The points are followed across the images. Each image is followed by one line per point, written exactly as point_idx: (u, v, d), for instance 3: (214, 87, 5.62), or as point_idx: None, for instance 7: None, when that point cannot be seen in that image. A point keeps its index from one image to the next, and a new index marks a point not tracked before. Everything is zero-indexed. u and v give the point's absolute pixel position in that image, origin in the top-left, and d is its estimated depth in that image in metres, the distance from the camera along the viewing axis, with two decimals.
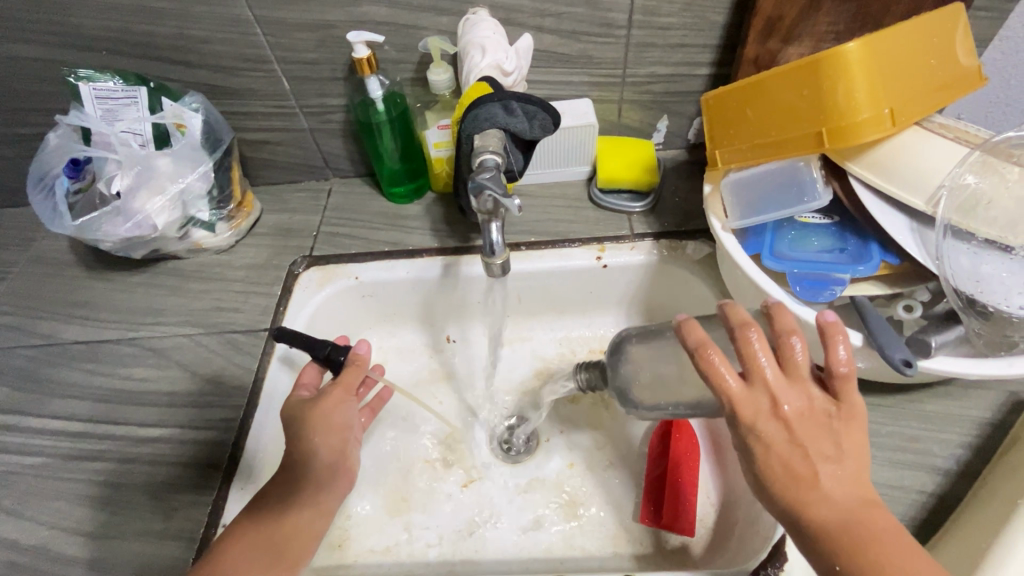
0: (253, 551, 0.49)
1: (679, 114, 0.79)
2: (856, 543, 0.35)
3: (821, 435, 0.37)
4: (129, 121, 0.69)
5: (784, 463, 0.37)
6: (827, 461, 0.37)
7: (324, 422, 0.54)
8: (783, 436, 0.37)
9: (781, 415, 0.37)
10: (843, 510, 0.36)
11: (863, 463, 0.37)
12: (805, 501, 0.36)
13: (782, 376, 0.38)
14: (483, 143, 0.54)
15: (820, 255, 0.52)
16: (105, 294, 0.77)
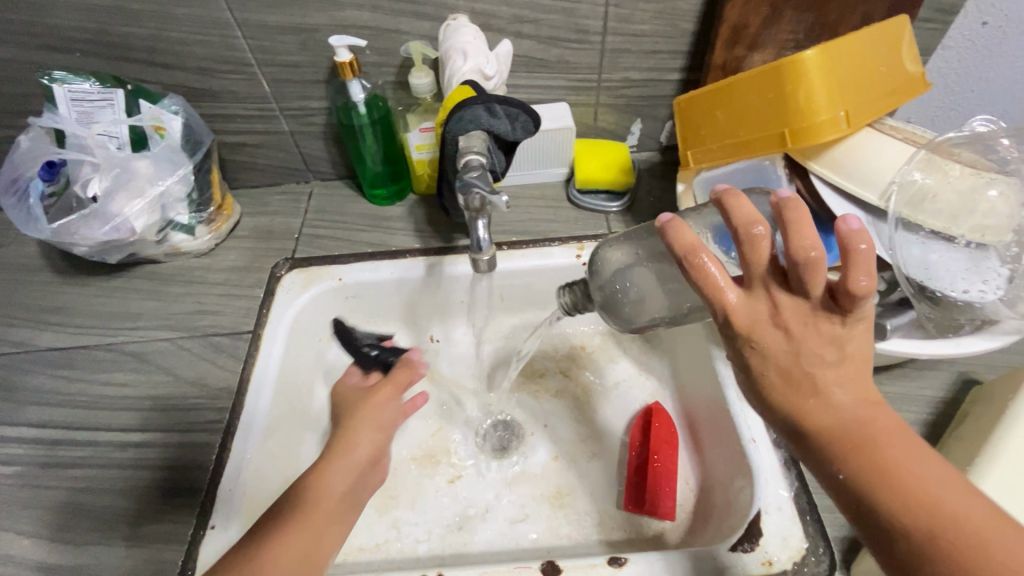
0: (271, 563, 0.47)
1: (652, 117, 0.82)
2: (856, 443, 0.35)
3: (824, 339, 0.36)
4: (105, 124, 0.68)
5: (782, 370, 0.37)
6: (827, 367, 0.36)
7: (360, 443, 0.59)
8: (782, 343, 0.37)
9: (779, 323, 0.37)
10: (847, 412, 0.36)
11: (864, 367, 0.37)
12: (803, 407, 0.37)
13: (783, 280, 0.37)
14: (467, 145, 0.55)
15: None
16: (80, 299, 0.76)
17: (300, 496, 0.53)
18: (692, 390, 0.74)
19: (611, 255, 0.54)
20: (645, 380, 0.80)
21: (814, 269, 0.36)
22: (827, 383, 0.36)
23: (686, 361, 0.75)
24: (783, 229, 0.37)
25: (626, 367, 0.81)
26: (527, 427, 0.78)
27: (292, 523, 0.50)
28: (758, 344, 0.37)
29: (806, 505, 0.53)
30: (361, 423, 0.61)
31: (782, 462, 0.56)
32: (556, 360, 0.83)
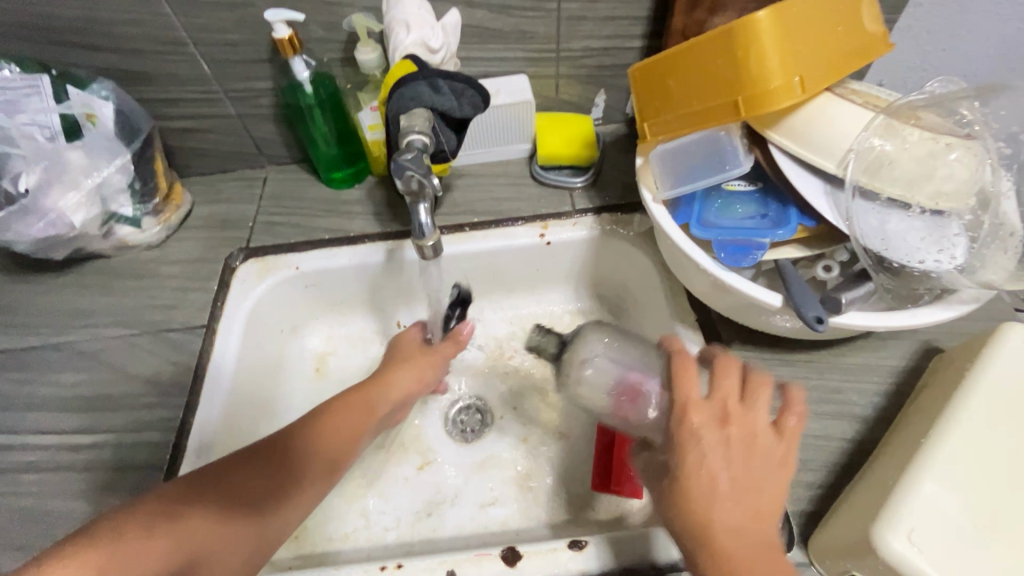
0: (214, 529, 0.48)
1: (616, 87, 0.79)
2: (736, 562, 0.39)
3: (750, 468, 0.42)
4: (32, 113, 0.64)
5: (704, 475, 0.41)
6: (749, 490, 0.41)
7: (359, 413, 0.61)
8: (717, 462, 0.41)
9: (728, 441, 0.42)
10: (741, 530, 0.40)
11: (776, 504, 0.41)
12: (700, 513, 0.40)
13: (739, 406, 0.44)
14: (408, 124, 0.52)
15: (744, 221, 0.54)
16: (24, 296, 0.72)
17: (299, 454, 0.55)
18: None
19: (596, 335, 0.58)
20: None
21: (760, 396, 0.44)
22: (735, 514, 0.40)
23: (652, 337, 0.74)
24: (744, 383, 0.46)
25: None
26: (496, 410, 0.77)
27: (283, 477, 0.54)
28: (694, 460, 0.41)
29: None
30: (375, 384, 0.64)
31: None
32: (525, 342, 0.81)
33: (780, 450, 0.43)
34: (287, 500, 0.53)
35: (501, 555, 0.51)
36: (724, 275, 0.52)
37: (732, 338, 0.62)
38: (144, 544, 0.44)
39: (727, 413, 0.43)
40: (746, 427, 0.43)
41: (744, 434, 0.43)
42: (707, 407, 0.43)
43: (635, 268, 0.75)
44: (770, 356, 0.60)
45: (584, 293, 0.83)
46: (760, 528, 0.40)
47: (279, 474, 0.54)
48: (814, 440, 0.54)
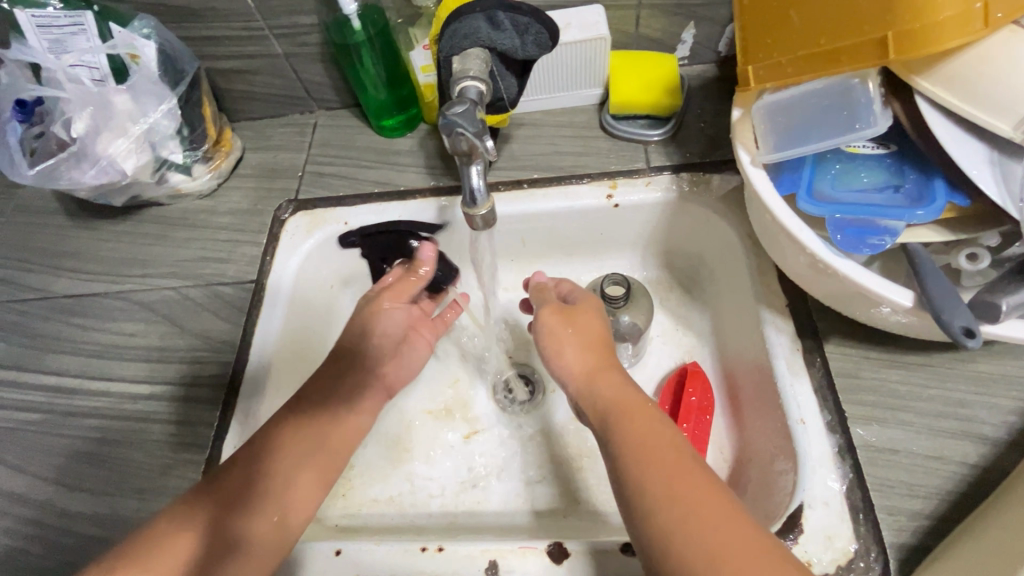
0: (310, 475, 0.52)
1: (707, 20, 0.67)
2: (674, 491, 0.41)
3: (656, 416, 0.47)
4: (78, 53, 0.61)
5: (636, 440, 0.45)
6: (656, 458, 0.43)
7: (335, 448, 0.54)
8: (587, 346, 0.54)
9: (588, 344, 0.54)
10: (651, 451, 0.44)
11: (693, 499, 0.40)
12: (654, 479, 0.42)
13: (573, 322, 0.55)
14: (462, 67, 0.46)
15: (871, 196, 0.43)
16: (90, 244, 0.73)
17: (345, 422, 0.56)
18: (734, 348, 0.64)
19: (548, 405, 0.71)
20: (682, 336, 0.71)
21: (583, 331, 0.55)
22: (633, 446, 0.44)
23: (731, 316, 0.64)
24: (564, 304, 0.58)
25: (661, 322, 0.72)
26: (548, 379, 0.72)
27: (315, 428, 0.54)
28: (563, 329, 0.55)
29: (860, 501, 0.45)
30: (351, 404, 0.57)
31: (835, 448, 0.48)
32: None
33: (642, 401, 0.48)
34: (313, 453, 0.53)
35: (547, 550, 0.48)
36: (841, 262, 0.42)
37: (830, 330, 0.53)
38: (297, 488, 0.51)
39: (593, 309, 0.57)
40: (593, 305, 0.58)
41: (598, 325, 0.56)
42: (592, 309, 0.57)
43: (715, 237, 0.65)
44: (878, 357, 0.51)
45: (653, 261, 0.74)
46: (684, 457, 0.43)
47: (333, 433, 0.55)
48: (925, 461, 0.46)
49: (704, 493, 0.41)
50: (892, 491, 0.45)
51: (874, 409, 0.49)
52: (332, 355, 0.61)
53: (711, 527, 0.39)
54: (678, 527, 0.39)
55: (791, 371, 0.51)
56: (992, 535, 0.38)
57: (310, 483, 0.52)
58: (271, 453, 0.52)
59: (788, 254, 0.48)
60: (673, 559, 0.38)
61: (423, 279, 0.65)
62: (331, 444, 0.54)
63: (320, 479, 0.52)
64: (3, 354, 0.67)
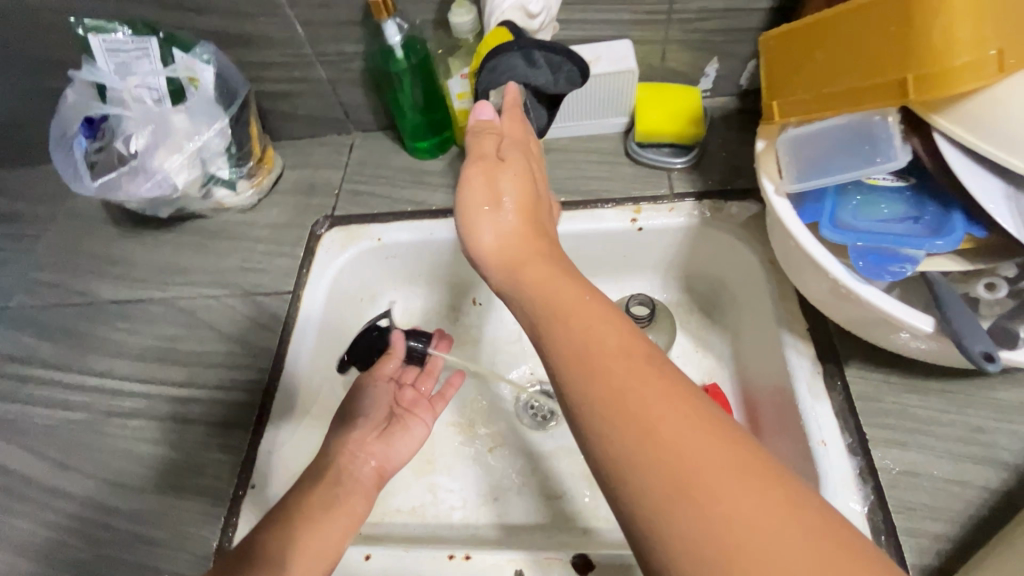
0: (316, 534, 0.50)
1: (731, 55, 0.70)
2: (622, 397, 0.35)
3: (593, 306, 0.41)
4: (142, 76, 0.66)
5: (579, 340, 0.39)
6: (593, 351, 0.38)
7: (339, 503, 0.53)
8: (518, 205, 0.48)
9: (520, 220, 0.48)
10: (596, 355, 0.38)
11: (641, 397, 0.35)
12: (600, 391, 0.36)
13: (501, 166, 0.49)
14: (498, 102, 0.51)
15: (891, 225, 0.45)
16: (136, 252, 0.77)
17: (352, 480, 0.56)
18: (754, 371, 0.65)
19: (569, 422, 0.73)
20: (702, 358, 0.73)
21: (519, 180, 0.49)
22: (577, 347, 0.39)
23: (751, 339, 0.66)
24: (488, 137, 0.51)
25: (681, 343, 0.74)
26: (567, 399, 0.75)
27: (348, 460, 0.58)
28: (489, 180, 0.48)
29: (882, 522, 0.46)
30: (355, 458, 0.58)
31: (857, 470, 0.49)
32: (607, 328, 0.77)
33: (579, 292, 0.43)
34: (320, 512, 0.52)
35: (571, 561, 0.49)
36: (863, 288, 0.44)
37: (851, 354, 0.54)
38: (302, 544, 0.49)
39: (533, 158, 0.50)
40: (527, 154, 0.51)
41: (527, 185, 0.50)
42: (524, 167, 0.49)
43: (736, 261, 0.67)
44: (898, 382, 0.52)
45: (674, 284, 0.76)
46: (633, 359, 0.37)
47: (340, 491, 0.55)
48: (946, 485, 0.47)
49: (663, 398, 0.35)
50: (914, 513, 0.46)
51: (895, 433, 0.50)
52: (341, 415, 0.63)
53: (667, 438, 0.33)
54: (631, 443, 0.34)
55: (812, 394, 0.53)
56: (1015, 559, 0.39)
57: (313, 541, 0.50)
58: (278, 519, 0.51)
59: (810, 279, 0.50)
60: (630, 484, 0.33)
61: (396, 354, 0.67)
62: (332, 498, 0.53)
63: (328, 537, 0.50)
64: (51, 355, 0.70)
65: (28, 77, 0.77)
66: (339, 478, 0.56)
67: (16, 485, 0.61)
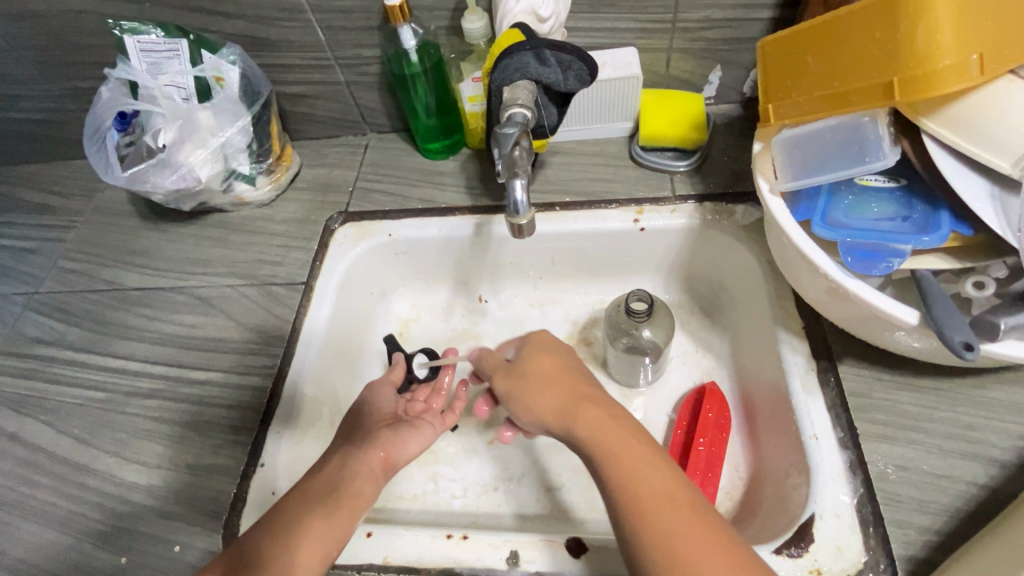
0: (313, 539, 0.49)
1: (733, 64, 0.73)
2: (671, 547, 0.42)
3: (637, 439, 0.49)
4: (172, 74, 0.70)
5: (632, 475, 0.46)
6: (648, 485, 0.45)
7: (335, 502, 0.53)
8: (561, 377, 0.56)
9: (567, 396, 0.53)
10: (647, 491, 0.45)
11: (692, 545, 0.42)
12: (653, 538, 0.42)
13: (547, 365, 0.57)
14: (512, 96, 0.52)
15: (880, 223, 0.47)
16: (160, 243, 0.80)
17: (347, 483, 0.55)
18: (752, 370, 0.66)
19: None
20: (701, 357, 0.74)
21: (552, 366, 0.58)
22: (627, 461, 0.47)
23: (749, 338, 0.67)
24: (531, 353, 0.59)
25: (681, 343, 0.76)
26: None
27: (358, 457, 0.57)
28: (545, 385, 0.55)
29: (870, 514, 0.47)
30: (353, 458, 0.57)
31: (848, 463, 0.50)
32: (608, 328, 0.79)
33: (628, 427, 0.50)
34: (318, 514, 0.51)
35: (565, 544, 0.51)
36: (851, 283, 0.46)
37: (844, 351, 0.56)
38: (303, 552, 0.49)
39: (564, 355, 0.60)
40: (559, 348, 0.60)
41: (569, 369, 0.57)
42: (569, 360, 0.59)
43: (736, 263, 0.69)
44: (890, 379, 0.53)
45: (675, 285, 0.78)
46: (677, 504, 0.44)
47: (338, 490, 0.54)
48: (935, 479, 0.48)
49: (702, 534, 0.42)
50: (902, 506, 0.47)
51: (885, 428, 0.51)
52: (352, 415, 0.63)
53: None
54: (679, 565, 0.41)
55: (805, 390, 0.54)
56: (997, 548, 0.40)
57: (308, 547, 0.49)
58: (270, 525, 0.51)
59: (805, 277, 0.52)
60: None
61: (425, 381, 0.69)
62: (325, 499, 0.53)
63: (326, 538, 0.50)
64: (76, 338, 0.73)
65: (66, 77, 0.81)
66: (329, 477, 0.55)
67: (39, 459, 0.64)
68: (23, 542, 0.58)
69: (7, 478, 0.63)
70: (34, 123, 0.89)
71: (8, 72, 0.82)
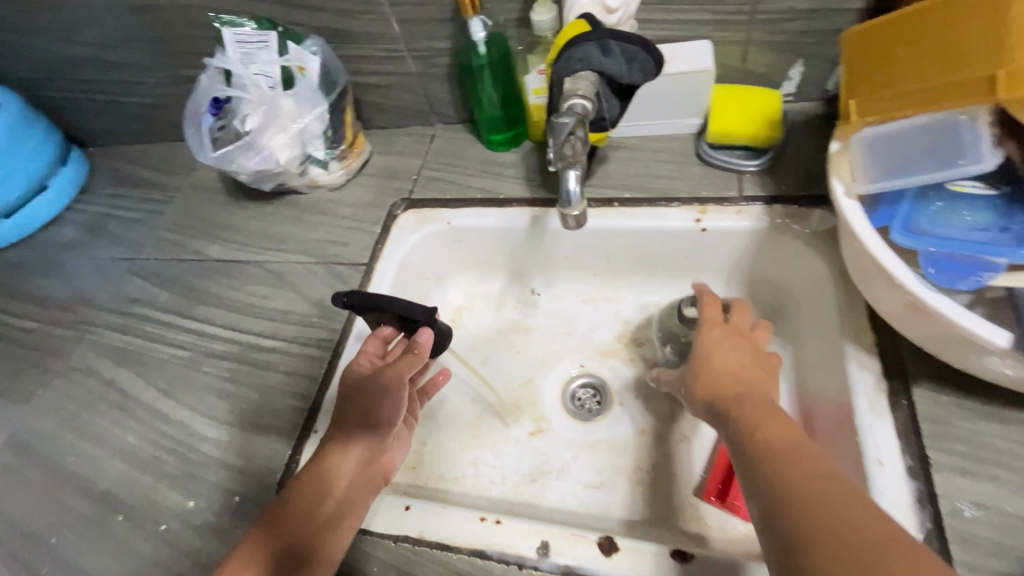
0: (332, 535, 0.51)
1: (818, 58, 0.68)
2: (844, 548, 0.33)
3: (801, 440, 0.42)
4: (260, 64, 0.76)
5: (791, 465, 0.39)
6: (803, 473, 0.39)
7: (345, 499, 0.53)
8: (733, 364, 0.51)
9: (728, 385, 0.49)
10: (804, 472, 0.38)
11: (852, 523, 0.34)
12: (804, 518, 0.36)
13: (727, 337, 0.54)
14: (572, 87, 0.51)
15: (972, 233, 0.43)
16: (242, 220, 0.87)
17: (355, 484, 0.54)
18: (814, 386, 0.62)
19: (610, 417, 0.73)
20: None
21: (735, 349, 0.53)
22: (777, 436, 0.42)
23: (814, 352, 0.63)
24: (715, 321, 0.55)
25: None
26: (683, 422, 0.70)
27: (356, 474, 0.55)
28: (711, 374, 0.51)
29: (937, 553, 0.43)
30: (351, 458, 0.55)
31: (915, 494, 0.45)
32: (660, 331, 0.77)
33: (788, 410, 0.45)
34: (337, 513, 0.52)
35: (597, 541, 0.50)
36: (933, 296, 0.42)
37: (921, 373, 0.51)
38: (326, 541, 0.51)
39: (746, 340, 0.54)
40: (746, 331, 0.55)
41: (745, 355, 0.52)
42: (750, 345, 0.54)
43: (805, 271, 0.65)
44: (973, 408, 0.48)
45: (737, 290, 0.75)
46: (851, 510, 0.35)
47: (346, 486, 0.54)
48: (1018, 523, 0.43)
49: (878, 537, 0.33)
50: (977, 547, 0.43)
51: (964, 461, 0.46)
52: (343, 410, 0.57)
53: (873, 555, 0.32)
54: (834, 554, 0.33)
55: (873, 411, 0.50)
56: None
57: (331, 539, 0.51)
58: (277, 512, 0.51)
59: (882, 289, 0.47)
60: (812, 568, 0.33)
61: (423, 353, 0.57)
62: (336, 497, 0.53)
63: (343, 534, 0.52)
64: (167, 301, 0.82)
65: (174, 66, 0.90)
66: (330, 470, 0.54)
67: (130, 405, 0.72)
68: (111, 476, 0.66)
69: (104, 418, 0.71)
70: (146, 107, 0.99)
71: (127, 61, 0.92)
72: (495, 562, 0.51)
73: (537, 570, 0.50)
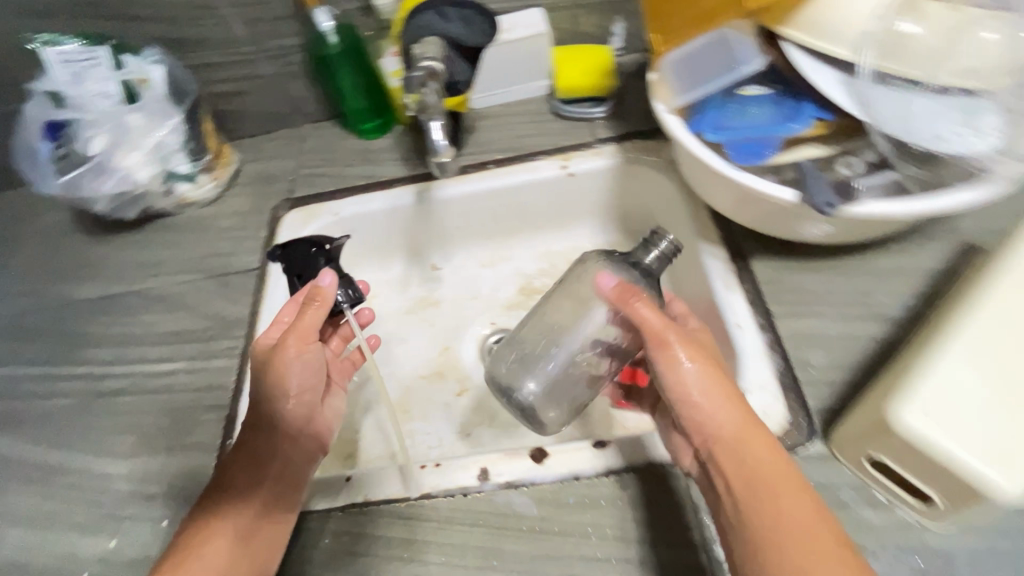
0: (267, 529, 0.51)
1: (633, 14, 0.79)
2: None
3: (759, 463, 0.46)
4: (96, 82, 0.72)
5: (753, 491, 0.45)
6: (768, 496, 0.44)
7: (269, 494, 0.53)
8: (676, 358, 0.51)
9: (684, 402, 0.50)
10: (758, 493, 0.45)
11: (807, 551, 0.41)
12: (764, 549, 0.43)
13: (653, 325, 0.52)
14: (421, 51, 0.56)
15: (759, 121, 0.54)
16: (107, 254, 0.81)
17: (271, 478, 0.54)
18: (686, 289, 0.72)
19: None
20: None
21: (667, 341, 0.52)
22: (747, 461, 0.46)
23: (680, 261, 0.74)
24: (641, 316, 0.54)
25: None
26: None
27: (272, 472, 0.54)
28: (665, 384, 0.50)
29: (788, 380, 0.54)
30: (264, 458, 0.54)
31: (767, 343, 0.56)
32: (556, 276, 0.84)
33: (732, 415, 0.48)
34: (264, 509, 0.52)
35: (531, 454, 0.55)
36: (742, 175, 0.52)
37: (756, 250, 0.62)
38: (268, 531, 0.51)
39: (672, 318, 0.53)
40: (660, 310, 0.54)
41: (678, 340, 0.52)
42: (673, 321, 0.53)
43: (660, 194, 0.75)
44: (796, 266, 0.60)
45: (612, 226, 0.84)
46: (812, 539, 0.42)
47: (263, 488, 0.53)
48: (838, 341, 0.55)
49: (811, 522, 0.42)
50: (814, 367, 0.54)
51: (796, 306, 0.58)
52: (249, 424, 0.56)
53: None
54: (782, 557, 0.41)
55: (725, 286, 0.60)
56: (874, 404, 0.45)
57: (267, 530, 0.51)
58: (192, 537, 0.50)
59: (714, 188, 0.57)
60: None
61: (327, 302, 0.55)
62: (259, 494, 0.53)
63: (280, 524, 0.52)
64: (34, 355, 0.74)
65: None
66: (243, 484, 0.53)
67: (13, 470, 0.65)
68: (7, 547, 0.60)
69: None
70: None
71: None
72: (441, 498, 0.55)
73: (482, 492, 0.55)
